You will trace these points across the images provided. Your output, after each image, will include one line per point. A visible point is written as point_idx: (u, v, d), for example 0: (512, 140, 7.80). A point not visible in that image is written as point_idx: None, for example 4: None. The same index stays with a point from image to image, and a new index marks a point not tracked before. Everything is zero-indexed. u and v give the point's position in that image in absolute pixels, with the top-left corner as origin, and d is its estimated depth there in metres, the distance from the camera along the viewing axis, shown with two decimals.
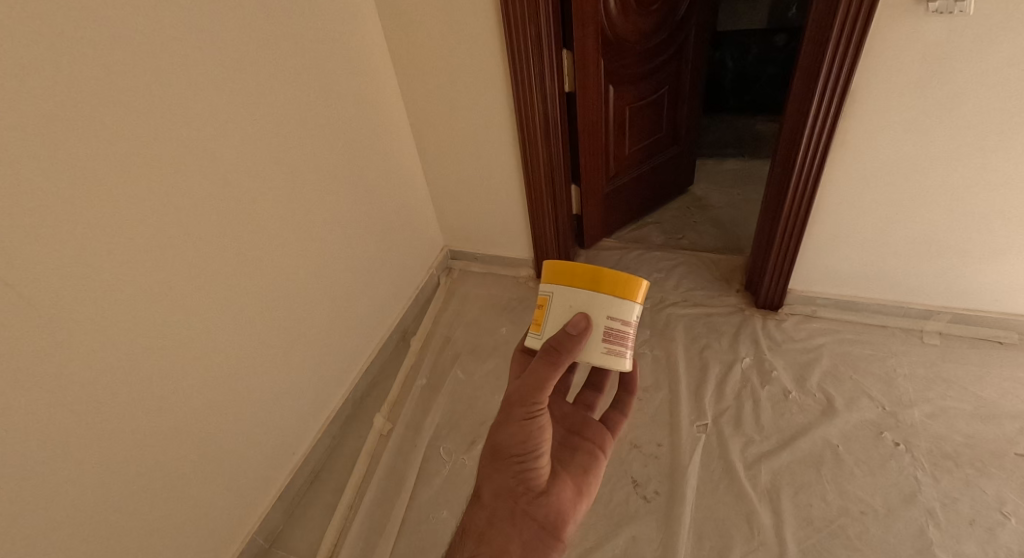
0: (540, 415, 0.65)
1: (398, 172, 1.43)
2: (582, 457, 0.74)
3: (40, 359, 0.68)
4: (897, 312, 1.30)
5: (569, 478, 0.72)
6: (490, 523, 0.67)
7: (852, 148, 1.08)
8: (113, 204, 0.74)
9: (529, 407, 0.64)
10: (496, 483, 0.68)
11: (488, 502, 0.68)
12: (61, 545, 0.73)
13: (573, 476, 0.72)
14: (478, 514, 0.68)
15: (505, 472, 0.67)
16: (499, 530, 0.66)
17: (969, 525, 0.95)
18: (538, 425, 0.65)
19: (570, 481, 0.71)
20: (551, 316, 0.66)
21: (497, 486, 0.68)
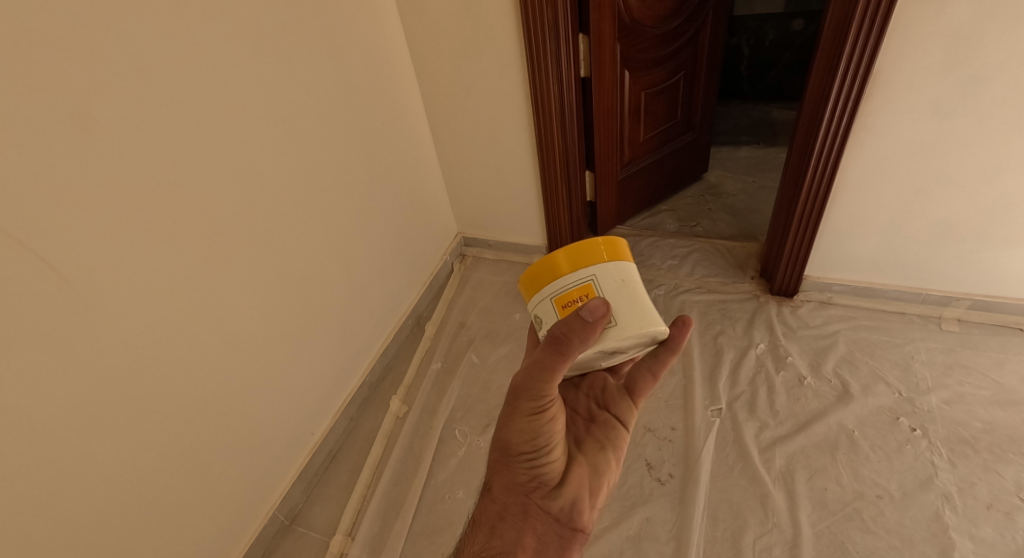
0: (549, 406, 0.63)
1: (413, 159, 1.44)
2: (599, 433, 0.73)
3: (73, 336, 0.70)
4: (914, 298, 1.29)
5: (586, 461, 0.70)
6: (501, 517, 0.67)
7: (873, 132, 1.07)
8: (136, 181, 0.75)
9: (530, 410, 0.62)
10: (504, 476, 0.67)
11: (500, 496, 0.68)
12: (92, 514, 0.76)
13: (590, 455, 0.71)
14: (489, 508, 0.68)
15: (514, 467, 0.66)
16: (511, 523, 0.66)
17: (986, 510, 0.95)
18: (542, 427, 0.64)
19: (587, 463, 0.70)
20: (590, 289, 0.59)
21: (506, 480, 0.67)
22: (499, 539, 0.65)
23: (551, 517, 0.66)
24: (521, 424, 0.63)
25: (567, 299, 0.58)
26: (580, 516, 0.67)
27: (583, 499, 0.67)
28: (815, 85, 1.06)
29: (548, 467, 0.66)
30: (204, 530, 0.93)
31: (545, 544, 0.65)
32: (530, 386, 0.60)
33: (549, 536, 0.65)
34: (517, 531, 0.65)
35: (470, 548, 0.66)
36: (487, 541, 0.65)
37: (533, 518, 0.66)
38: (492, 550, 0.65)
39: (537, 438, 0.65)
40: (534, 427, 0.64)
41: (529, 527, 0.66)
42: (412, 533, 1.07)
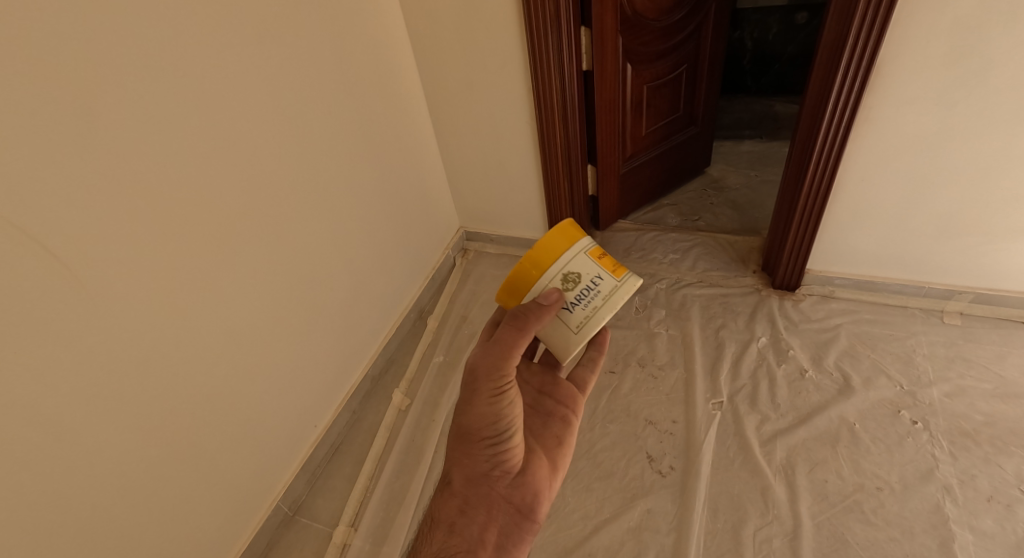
0: (506, 389, 0.66)
1: (415, 152, 1.44)
2: (553, 426, 0.76)
3: (78, 327, 0.70)
4: (917, 292, 1.29)
5: (543, 453, 0.72)
6: (460, 512, 0.65)
7: (875, 125, 1.06)
8: (139, 172, 0.75)
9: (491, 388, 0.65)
10: (466, 469, 0.67)
11: (460, 489, 0.67)
12: (99, 503, 0.76)
13: (547, 449, 0.73)
14: (448, 504, 0.66)
15: (475, 456, 0.66)
16: (472, 516, 0.65)
17: (987, 502, 0.95)
18: (502, 406, 0.66)
19: (545, 457, 0.72)
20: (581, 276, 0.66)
21: (465, 472, 0.67)
22: (459, 537, 0.64)
23: (513, 509, 0.66)
24: (482, 406, 0.65)
25: (594, 254, 0.65)
26: (539, 507, 0.68)
27: (544, 491, 0.69)
28: (818, 77, 1.06)
29: (508, 457, 0.67)
30: (208, 520, 0.94)
31: (507, 537, 0.65)
32: (487, 364, 0.65)
33: (511, 529, 0.66)
34: (477, 526, 0.65)
35: (426, 547, 0.64)
36: (446, 539, 0.64)
37: (495, 510, 0.66)
38: (452, 547, 0.63)
39: (498, 423, 0.66)
40: (495, 411, 0.65)
41: (491, 521, 0.66)
42: (414, 525, 1.07)
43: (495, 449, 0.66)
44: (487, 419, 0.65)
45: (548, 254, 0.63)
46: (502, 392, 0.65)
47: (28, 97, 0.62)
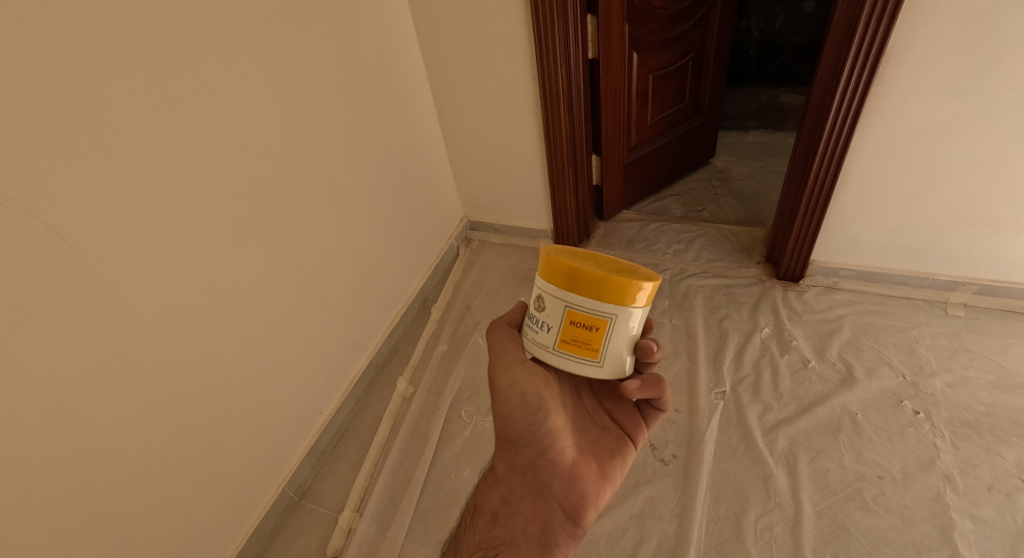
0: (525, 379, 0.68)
1: (419, 140, 1.43)
2: (614, 435, 0.73)
3: (87, 312, 0.71)
4: (921, 283, 1.29)
5: (595, 457, 0.70)
6: (504, 503, 0.70)
7: (883, 114, 1.06)
8: (143, 155, 0.75)
9: (509, 373, 0.68)
10: (506, 461, 0.72)
11: (504, 481, 0.72)
12: (108, 486, 0.77)
13: (599, 454, 0.71)
14: (495, 495, 0.72)
15: (512, 448, 0.70)
16: (514, 509, 0.69)
17: (987, 490, 0.96)
18: (526, 396, 0.68)
19: (597, 462, 0.70)
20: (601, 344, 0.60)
21: (508, 462, 0.71)
22: (502, 527, 0.68)
23: (555, 506, 0.68)
24: (503, 400, 0.69)
25: (580, 320, 0.59)
26: (583, 510, 0.67)
27: (589, 495, 0.68)
28: (826, 67, 1.05)
29: (546, 452, 0.68)
30: (214, 504, 0.95)
31: (549, 534, 0.67)
32: (497, 358, 0.70)
33: (555, 524, 0.67)
34: (521, 518, 0.68)
35: (473, 536, 0.69)
36: (490, 529, 0.69)
37: (537, 505, 0.68)
38: (495, 539, 0.67)
39: (529, 413, 0.68)
40: (525, 409, 0.68)
41: (534, 514, 0.68)
42: (419, 510, 1.09)
43: (531, 441, 0.69)
44: (513, 408, 0.68)
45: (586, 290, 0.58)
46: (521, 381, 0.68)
47: (33, 78, 0.62)
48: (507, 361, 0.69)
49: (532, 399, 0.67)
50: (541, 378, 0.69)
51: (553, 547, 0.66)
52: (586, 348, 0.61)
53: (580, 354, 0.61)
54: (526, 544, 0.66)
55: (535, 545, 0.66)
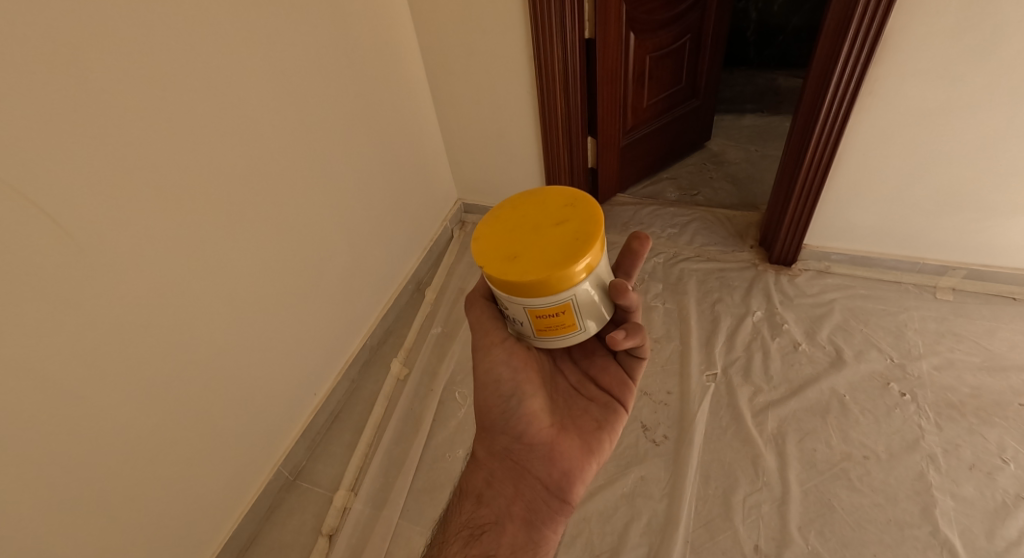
0: (501, 360, 0.70)
1: (413, 121, 1.41)
2: (595, 411, 0.73)
3: (78, 293, 0.70)
4: (912, 267, 1.30)
5: (579, 435, 0.71)
6: (487, 484, 0.72)
7: (880, 98, 1.05)
8: (131, 133, 0.72)
9: (487, 357, 0.70)
10: (488, 443, 0.73)
11: (487, 462, 0.73)
12: (103, 466, 0.77)
13: (582, 431, 0.71)
14: (479, 474, 0.73)
15: (495, 430, 0.72)
16: (497, 488, 0.71)
17: (969, 469, 0.98)
18: (503, 376, 0.70)
19: (581, 438, 0.71)
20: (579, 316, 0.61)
21: (489, 445, 0.73)
22: (486, 508, 0.70)
23: (539, 486, 0.69)
24: (483, 381, 0.71)
25: (543, 312, 0.59)
26: (567, 486, 0.69)
27: (573, 472, 0.69)
28: (824, 48, 1.04)
29: (525, 432, 0.69)
30: (209, 486, 0.95)
31: (533, 512, 0.69)
32: (476, 340, 0.72)
33: (539, 504, 0.69)
34: (504, 499, 0.70)
35: (458, 517, 0.71)
36: (475, 509, 0.71)
37: (520, 486, 0.70)
38: (479, 519, 0.69)
39: (501, 393, 0.70)
40: (504, 390, 0.70)
41: (518, 495, 0.70)
42: (413, 489, 1.10)
43: (513, 423, 0.70)
44: (489, 390, 0.70)
45: (509, 288, 0.58)
46: (501, 363, 0.70)
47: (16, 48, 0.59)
48: (488, 347, 0.70)
49: (508, 380, 0.70)
50: (519, 358, 0.70)
51: (537, 526, 0.68)
52: (562, 327, 0.62)
53: (559, 333, 0.63)
54: (510, 523, 0.68)
55: (520, 524, 0.68)
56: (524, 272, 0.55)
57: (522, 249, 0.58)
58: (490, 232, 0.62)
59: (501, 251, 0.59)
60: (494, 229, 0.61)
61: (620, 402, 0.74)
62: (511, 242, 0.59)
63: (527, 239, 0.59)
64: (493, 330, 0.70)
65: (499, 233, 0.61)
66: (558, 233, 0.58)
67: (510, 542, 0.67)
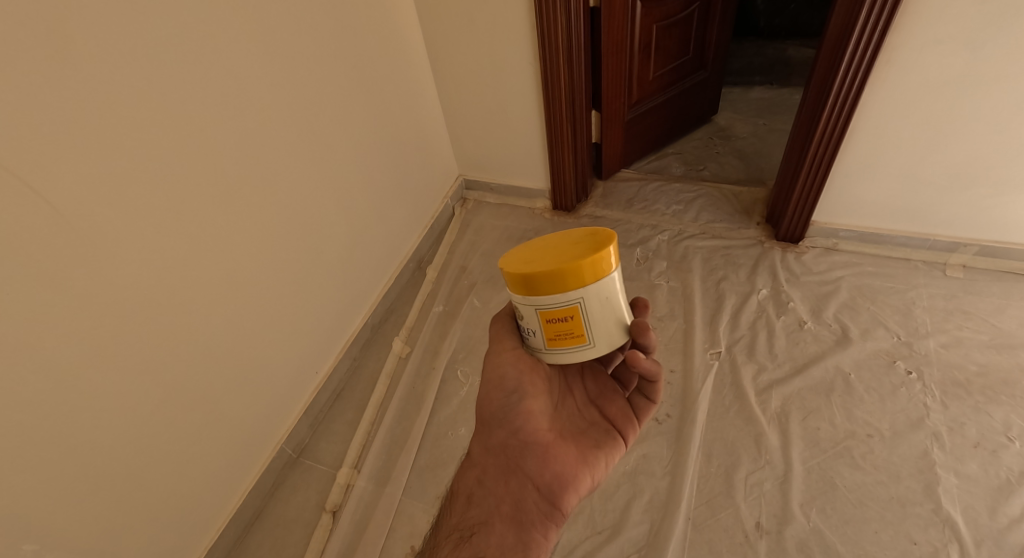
0: (507, 360, 0.70)
1: (413, 94, 1.37)
2: (595, 433, 0.72)
3: (71, 274, 0.68)
4: (922, 244, 1.28)
5: (575, 446, 0.70)
6: (479, 483, 0.70)
7: (897, 67, 1.01)
8: (116, 103, 0.69)
9: (495, 357, 0.70)
10: (484, 440, 0.72)
11: (480, 461, 0.72)
12: (105, 446, 0.77)
13: (579, 443, 0.71)
14: (471, 473, 0.72)
15: (491, 427, 0.71)
16: (488, 487, 0.69)
17: (973, 448, 0.98)
18: (509, 374, 0.69)
19: (576, 449, 0.70)
20: (587, 326, 0.60)
21: (484, 443, 0.72)
22: (476, 507, 0.68)
23: (529, 486, 0.68)
24: (487, 378, 0.71)
25: (553, 315, 0.60)
26: (559, 492, 0.67)
27: (565, 478, 0.67)
28: (840, 15, 1.00)
29: (522, 430, 0.69)
30: (211, 465, 0.95)
31: (523, 513, 0.67)
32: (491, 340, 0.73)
33: (528, 506, 0.67)
34: (494, 498, 0.68)
35: (450, 518, 0.70)
36: (465, 509, 0.69)
37: (510, 485, 0.68)
38: (470, 518, 0.68)
39: (502, 389, 0.69)
40: (506, 388, 0.69)
41: (507, 494, 0.68)
42: (416, 467, 1.11)
43: (508, 418, 0.69)
44: (491, 386, 0.70)
45: (522, 290, 0.60)
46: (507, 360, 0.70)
47: None
48: (498, 347, 0.70)
49: (512, 378, 0.69)
50: (526, 362, 0.70)
51: (527, 528, 0.66)
52: (573, 337, 0.61)
53: (571, 344, 0.62)
54: (499, 522, 0.66)
55: (509, 525, 0.66)
56: (533, 271, 0.58)
57: (540, 255, 0.61)
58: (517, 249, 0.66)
59: (523, 259, 0.62)
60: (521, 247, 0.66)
61: (622, 432, 0.73)
62: (533, 253, 0.63)
63: (548, 250, 0.62)
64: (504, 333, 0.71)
65: (526, 249, 0.65)
66: (576, 245, 0.61)
67: (498, 541, 0.65)
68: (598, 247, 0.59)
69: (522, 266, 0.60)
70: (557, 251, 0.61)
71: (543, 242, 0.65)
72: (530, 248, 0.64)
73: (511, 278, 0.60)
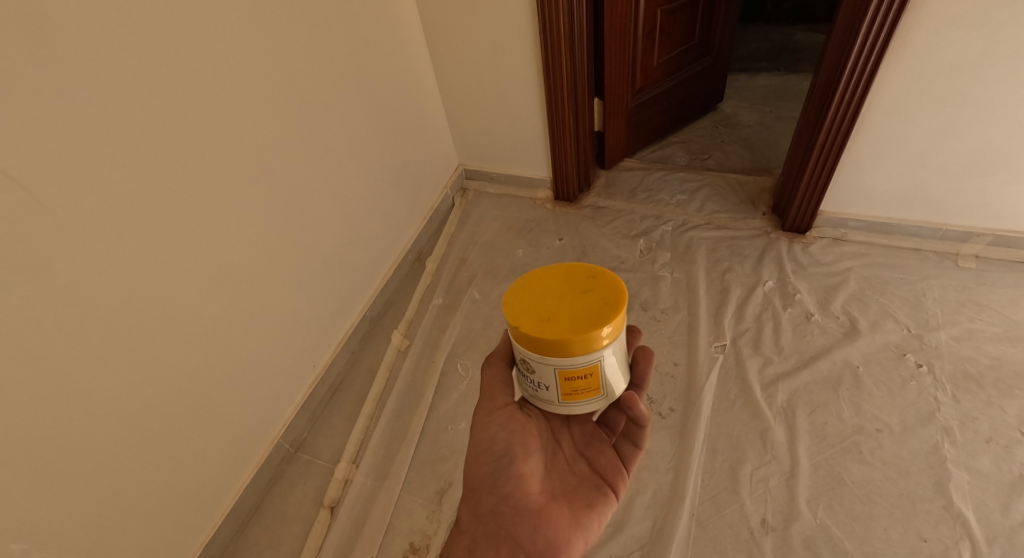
0: (499, 419, 0.67)
1: (410, 81, 1.34)
2: (588, 490, 0.69)
3: (57, 266, 0.66)
4: (933, 234, 1.25)
5: (568, 508, 0.67)
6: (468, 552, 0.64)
7: (911, 50, 0.98)
8: (99, 85, 0.66)
9: (486, 416, 0.67)
10: (472, 505, 0.66)
11: (469, 528, 0.66)
12: (96, 441, 0.75)
13: (573, 504, 0.67)
14: (459, 542, 0.66)
15: (481, 491, 0.66)
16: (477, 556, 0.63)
17: (985, 443, 0.96)
18: (500, 435, 0.66)
19: (569, 511, 0.67)
20: (604, 379, 0.59)
21: (473, 508, 0.66)
22: None
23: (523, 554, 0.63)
24: (477, 438, 0.67)
25: (574, 373, 0.57)
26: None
27: (560, 543, 0.64)
28: None
29: (515, 493, 0.65)
30: (206, 460, 0.94)
31: None
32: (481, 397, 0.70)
33: None
34: None
35: None
36: None
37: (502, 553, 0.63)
38: None
39: (494, 450, 0.66)
40: (498, 450, 0.66)
41: None
42: (415, 462, 1.09)
43: (500, 482, 0.65)
44: (482, 447, 0.66)
45: (543, 351, 0.55)
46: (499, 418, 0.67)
47: None
48: (488, 405, 0.68)
49: (504, 440, 0.66)
50: (517, 422, 0.68)
51: None
52: (589, 391, 0.59)
53: (585, 397, 0.60)
54: None
55: None
56: (559, 335, 0.53)
57: (553, 308, 0.56)
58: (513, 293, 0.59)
59: (532, 312, 0.56)
60: (517, 290, 0.59)
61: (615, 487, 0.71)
62: (541, 302, 0.57)
63: (558, 300, 0.57)
64: (497, 388, 0.67)
65: (526, 294, 0.58)
66: (589, 293, 0.57)
67: None
68: (616, 299, 0.56)
69: (540, 323, 0.55)
70: (569, 300, 0.57)
71: (541, 283, 0.59)
72: (532, 294, 0.58)
73: (529, 338, 0.54)
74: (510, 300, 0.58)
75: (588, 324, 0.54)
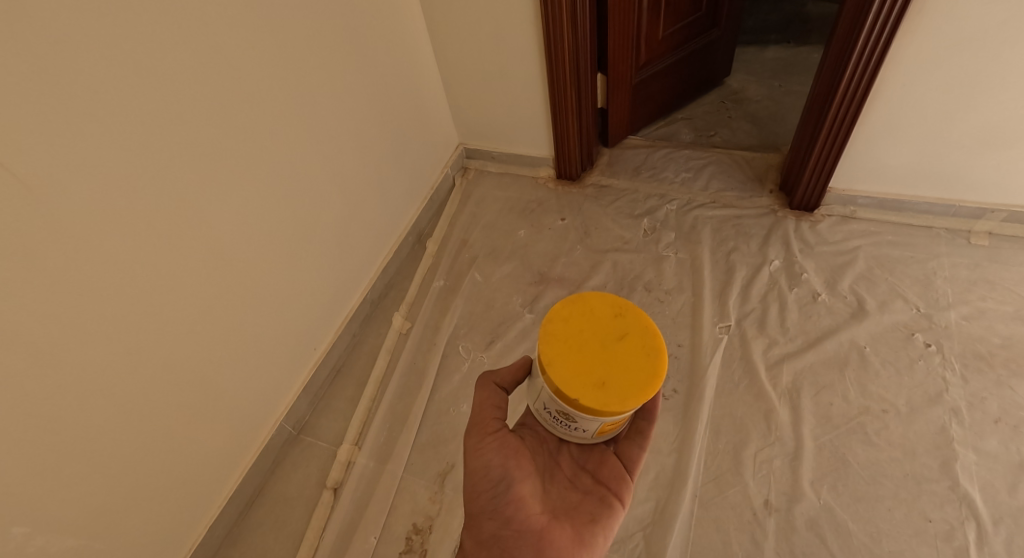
0: (493, 445, 0.67)
1: (408, 57, 1.30)
2: (590, 504, 0.69)
3: (48, 251, 0.64)
4: (945, 211, 1.21)
5: (571, 525, 0.66)
6: None
7: (930, 19, 0.93)
8: (83, 63, 0.63)
9: (479, 444, 0.67)
10: (475, 532, 0.65)
11: (473, 554, 0.65)
12: (95, 427, 0.74)
13: (575, 522, 0.67)
14: None
15: (481, 517, 0.65)
16: None
17: (993, 423, 0.94)
18: (494, 462, 0.66)
19: (572, 528, 0.66)
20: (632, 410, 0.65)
21: (476, 534, 0.65)
22: None
23: None
24: (473, 465, 0.66)
25: (616, 421, 0.61)
26: None
27: None
28: None
29: (515, 516, 0.64)
30: (207, 444, 0.94)
31: None
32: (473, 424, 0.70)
33: None
34: None
35: None
36: None
37: None
38: None
39: (490, 475, 0.65)
40: (494, 475, 0.65)
41: None
42: (417, 444, 1.09)
43: (499, 508, 0.64)
44: (478, 474, 0.66)
45: (598, 415, 0.58)
46: (493, 444, 0.67)
47: None
48: (480, 433, 0.68)
49: (498, 466, 0.65)
50: (511, 447, 0.67)
51: None
52: (621, 424, 0.65)
53: (615, 429, 0.66)
54: None
55: None
56: (617, 403, 0.56)
57: (601, 370, 0.57)
58: (553, 356, 0.58)
59: (582, 380, 0.57)
60: (557, 352, 0.59)
61: (618, 497, 0.70)
62: (587, 365, 0.58)
63: (601, 358, 0.58)
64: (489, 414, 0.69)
65: (567, 356, 0.58)
66: (628, 345, 0.59)
67: None
68: (655, 347, 0.59)
69: (595, 391, 0.57)
70: (612, 357, 0.58)
71: (578, 338, 0.59)
72: (573, 354, 0.58)
73: (588, 408, 0.56)
74: (554, 365, 0.58)
75: (639, 385, 0.57)
